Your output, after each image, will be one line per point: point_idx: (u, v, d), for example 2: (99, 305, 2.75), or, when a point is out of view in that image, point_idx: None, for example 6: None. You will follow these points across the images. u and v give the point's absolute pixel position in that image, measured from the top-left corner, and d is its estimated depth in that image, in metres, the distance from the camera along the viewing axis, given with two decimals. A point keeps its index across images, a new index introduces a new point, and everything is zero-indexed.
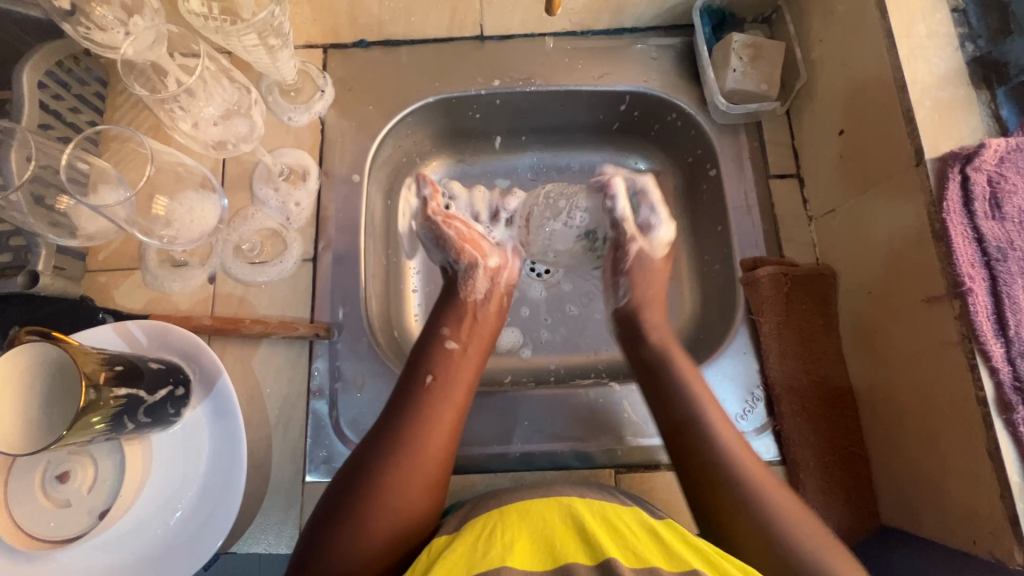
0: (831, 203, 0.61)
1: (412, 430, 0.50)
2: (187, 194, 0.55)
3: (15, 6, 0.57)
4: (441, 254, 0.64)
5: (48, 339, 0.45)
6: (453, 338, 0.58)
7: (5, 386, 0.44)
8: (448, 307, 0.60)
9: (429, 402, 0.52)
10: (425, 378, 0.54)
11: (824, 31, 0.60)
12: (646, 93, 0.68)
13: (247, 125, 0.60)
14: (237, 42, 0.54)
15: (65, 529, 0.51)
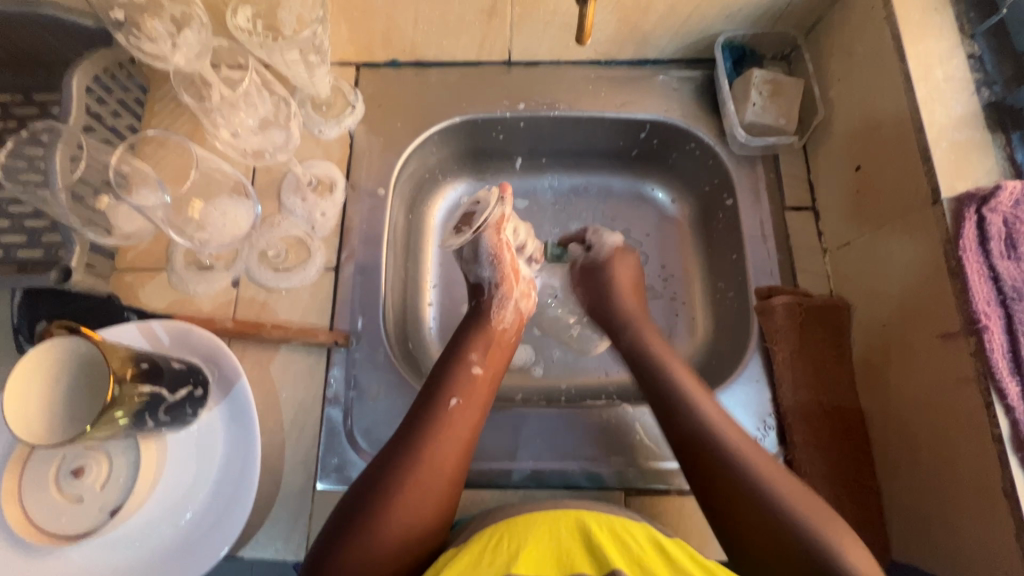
0: (846, 236, 0.62)
1: (430, 446, 0.51)
2: (221, 199, 0.58)
3: (62, 12, 0.59)
4: (483, 269, 0.63)
5: (80, 336, 0.46)
6: (479, 365, 0.57)
7: (34, 378, 0.45)
8: (475, 332, 0.60)
9: (450, 421, 0.52)
10: (450, 400, 0.54)
11: (842, 71, 0.62)
12: (666, 122, 0.70)
13: (283, 135, 0.65)
14: (278, 58, 0.59)
15: (76, 525, 0.52)
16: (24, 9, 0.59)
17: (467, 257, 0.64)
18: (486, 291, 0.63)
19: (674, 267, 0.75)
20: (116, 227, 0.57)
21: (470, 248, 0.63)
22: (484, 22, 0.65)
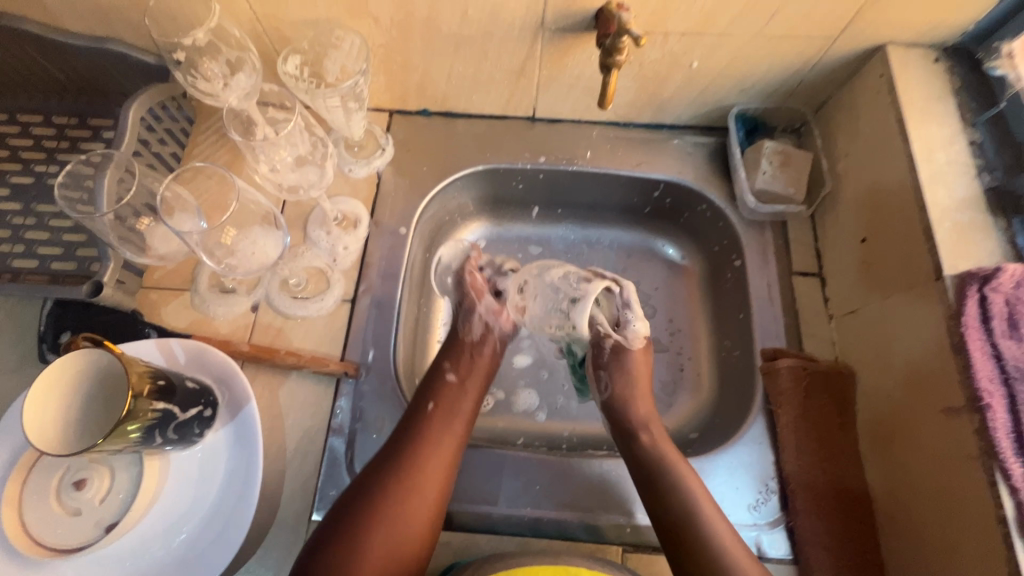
0: (851, 304, 0.63)
1: (408, 450, 0.55)
2: (254, 229, 0.61)
3: (129, 50, 0.65)
4: (455, 294, 0.70)
5: (103, 351, 0.48)
6: (452, 371, 0.63)
7: (54, 386, 0.47)
8: (448, 348, 0.66)
9: (428, 425, 0.57)
10: (426, 406, 0.59)
11: (849, 147, 0.65)
12: (679, 183, 0.74)
13: (318, 173, 0.67)
14: (321, 103, 0.62)
15: (69, 539, 0.52)
16: (95, 46, 0.65)
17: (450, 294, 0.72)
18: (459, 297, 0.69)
19: (681, 322, 0.76)
20: (151, 248, 0.59)
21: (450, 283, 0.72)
22: (512, 82, 0.69)
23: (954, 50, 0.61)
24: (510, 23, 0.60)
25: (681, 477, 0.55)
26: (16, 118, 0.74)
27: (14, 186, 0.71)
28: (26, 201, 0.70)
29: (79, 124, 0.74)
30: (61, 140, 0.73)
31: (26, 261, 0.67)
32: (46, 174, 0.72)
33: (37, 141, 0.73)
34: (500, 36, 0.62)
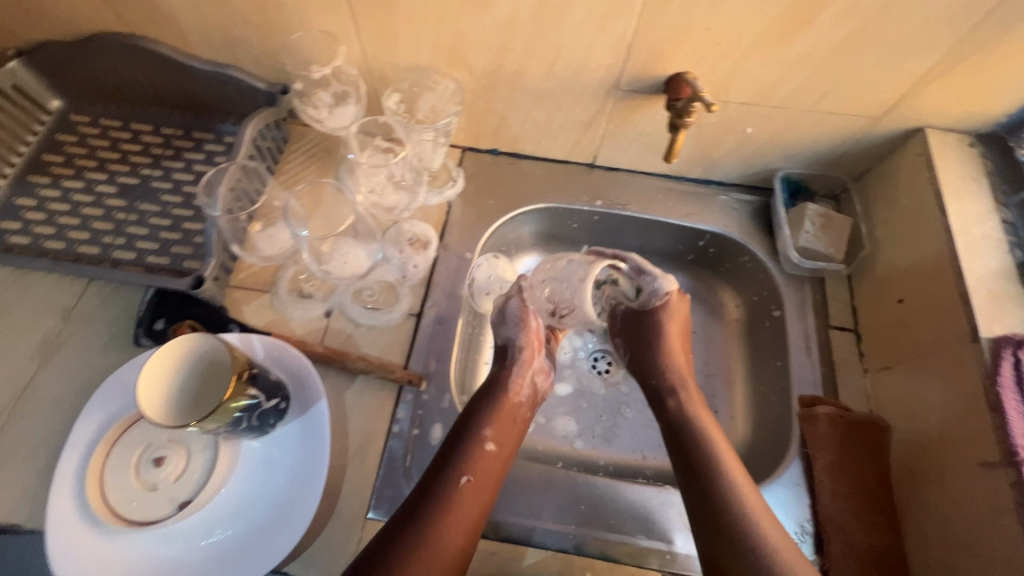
0: (886, 359, 0.67)
1: (437, 526, 0.55)
2: (348, 243, 0.72)
3: (244, 76, 0.74)
4: (507, 328, 0.71)
5: (208, 335, 0.54)
6: (493, 441, 0.62)
7: (166, 365, 0.52)
8: (489, 408, 0.64)
9: (460, 499, 0.57)
10: (461, 478, 0.58)
11: (887, 216, 0.71)
12: (724, 235, 0.80)
13: (409, 197, 0.77)
14: (415, 138, 0.73)
15: (144, 512, 0.56)
16: (216, 70, 0.74)
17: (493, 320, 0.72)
18: (512, 353, 0.69)
19: (717, 365, 0.80)
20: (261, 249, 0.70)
21: (499, 312, 0.71)
22: (580, 132, 0.77)
23: (987, 137, 0.68)
24: (588, 81, 0.67)
25: (704, 439, 0.63)
26: (130, 126, 0.83)
27: (121, 185, 0.78)
28: (130, 199, 0.77)
29: (184, 136, 0.82)
30: (166, 148, 0.81)
31: (126, 253, 0.73)
32: (150, 176, 0.79)
33: (146, 148, 0.81)
34: (577, 91, 0.69)
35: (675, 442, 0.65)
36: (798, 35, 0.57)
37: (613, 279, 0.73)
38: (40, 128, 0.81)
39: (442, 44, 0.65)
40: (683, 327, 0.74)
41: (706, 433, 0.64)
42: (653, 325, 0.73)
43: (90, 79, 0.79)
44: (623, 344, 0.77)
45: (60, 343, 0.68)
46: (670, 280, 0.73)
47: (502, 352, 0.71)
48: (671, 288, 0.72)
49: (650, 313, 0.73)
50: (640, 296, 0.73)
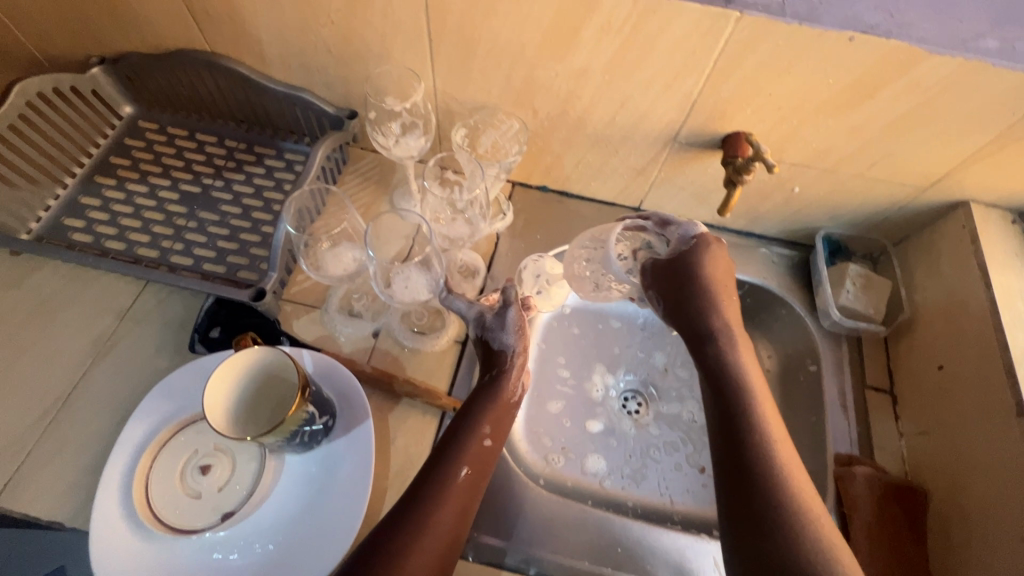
0: (924, 424, 0.68)
1: (434, 514, 0.53)
2: (412, 271, 0.65)
3: (316, 100, 0.78)
4: (496, 332, 0.65)
5: (268, 350, 0.55)
6: (491, 436, 0.61)
7: (230, 379, 0.54)
8: (488, 403, 0.62)
9: (457, 491, 0.55)
10: (461, 470, 0.57)
11: (928, 282, 0.73)
12: (763, 286, 0.81)
13: (472, 230, 0.79)
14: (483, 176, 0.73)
15: (186, 519, 0.57)
16: (290, 92, 0.77)
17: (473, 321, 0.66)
18: (506, 360, 0.65)
19: None
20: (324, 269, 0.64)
21: (484, 315, 0.65)
22: (630, 178, 0.79)
23: None
24: (647, 132, 0.70)
25: (757, 416, 0.58)
26: (195, 136, 0.86)
27: (183, 193, 0.81)
28: (191, 206, 0.79)
29: (247, 150, 0.85)
30: (229, 160, 0.84)
31: (184, 258, 0.75)
32: (211, 186, 0.81)
33: (209, 158, 0.84)
34: (635, 140, 0.72)
35: (722, 415, 0.60)
36: (855, 107, 0.61)
37: (645, 243, 0.72)
38: (110, 131, 0.85)
39: (514, 87, 0.68)
40: (727, 273, 0.69)
41: (750, 394, 0.61)
42: (695, 272, 0.67)
43: (164, 89, 0.83)
44: (658, 297, 0.69)
45: (113, 343, 0.69)
46: (699, 227, 0.70)
47: (492, 355, 0.66)
48: (700, 230, 0.69)
49: (688, 262, 0.68)
50: (670, 246, 0.70)
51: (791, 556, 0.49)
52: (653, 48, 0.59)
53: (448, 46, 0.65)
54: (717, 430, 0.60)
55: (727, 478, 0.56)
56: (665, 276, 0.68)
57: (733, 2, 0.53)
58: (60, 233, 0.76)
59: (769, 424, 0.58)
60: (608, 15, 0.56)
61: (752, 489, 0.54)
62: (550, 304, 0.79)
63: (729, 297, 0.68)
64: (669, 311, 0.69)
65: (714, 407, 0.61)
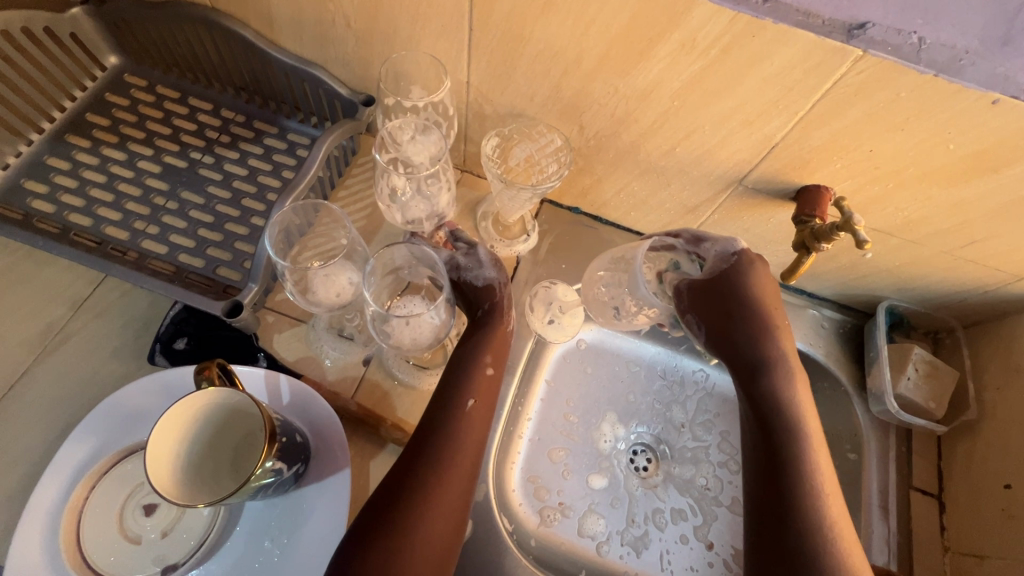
0: (977, 546, 0.60)
1: (446, 446, 0.50)
2: (417, 319, 0.53)
3: (328, 79, 0.67)
4: (475, 267, 0.62)
5: (209, 394, 0.48)
6: (493, 365, 0.57)
7: (168, 439, 0.46)
8: (491, 336, 0.58)
9: (466, 421, 0.52)
10: (466, 401, 0.53)
11: (1003, 381, 0.64)
12: (809, 354, 0.72)
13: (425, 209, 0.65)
14: (510, 195, 0.63)
15: (123, 568, 0.49)
16: (298, 66, 0.66)
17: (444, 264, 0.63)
18: (496, 289, 0.61)
19: None
20: (311, 290, 0.55)
21: (457, 256, 0.63)
22: (678, 215, 0.69)
23: None
24: (710, 169, 0.59)
25: (813, 487, 0.49)
26: (188, 101, 0.75)
27: (166, 166, 0.70)
28: (173, 183, 0.69)
29: (244, 124, 0.74)
30: (223, 133, 0.73)
31: (157, 246, 0.65)
32: (199, 162, 0.71)
33: (200, 129, 0.73)
34: (692, 176, 0.61)
35: (767, 476, 0.51)
36: (972, 179, 0.50)
37: (672, 263, 0.63)
38: (90, 83, 0.74)
39: (562, 98, 0.58)
40: (776, 297, 0.60)
41: (805, 437, 0.52)
42: (744, 294, 0.58)
43: (154, 41, 0.71)
44: (696, 318, 0.60)
45: (63, 338, 0.60)
46: (739, 241, 0.61)
47: (477, 293, 0.62)
48: (740, 247, 0.60)
49: (733, 280, 0.59)
50: (706, 267, 0.61)
51: None
52: (739, 78, 0.48)
53: (490, 38, 0.54)
54: (757, 477, 0.52)
55: (761, 527, 0.49)
56: (704, 296, 0.59)
57: (857, 36, 0.42)
58: (18, 199, 0.66)
59: (828, 498, 0.49)
60: (693, 31, 0.45)
61: (795, 549, 0.46)
62: (562, 334, 0.71)
63: (783, 329, 0.59)
64: (715, 339, 0.60)
65: (757, 466, 0.52)
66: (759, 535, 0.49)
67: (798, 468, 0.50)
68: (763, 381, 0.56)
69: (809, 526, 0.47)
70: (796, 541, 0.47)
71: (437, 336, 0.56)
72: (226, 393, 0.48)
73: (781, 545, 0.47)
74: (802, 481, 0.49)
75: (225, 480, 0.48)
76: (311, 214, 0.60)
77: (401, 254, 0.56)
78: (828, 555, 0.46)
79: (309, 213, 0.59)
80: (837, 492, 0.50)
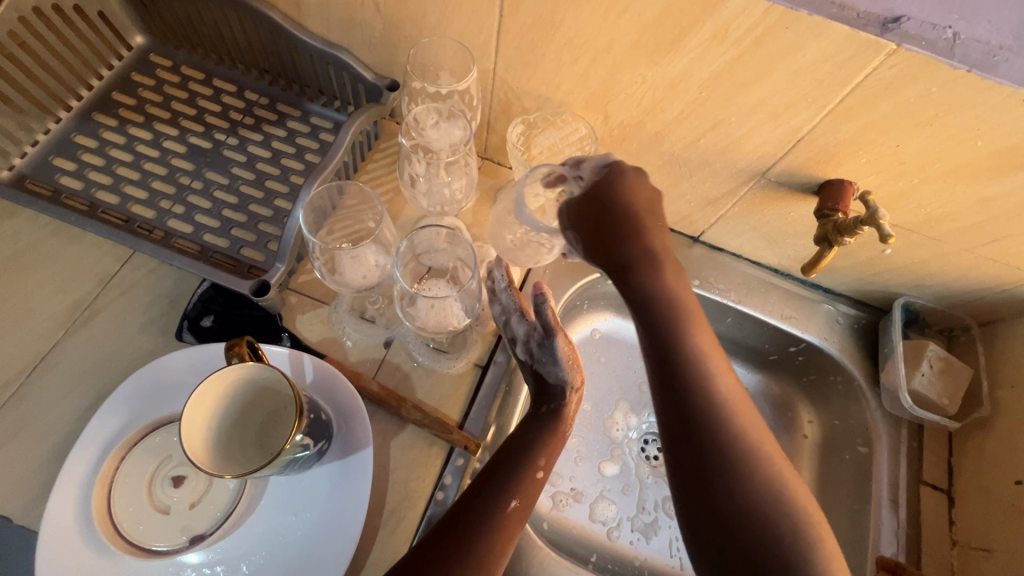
0: (987, 541, 0.61)
1: (480, 546, 0.46)
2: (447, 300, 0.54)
3: (354, 63, 0.67)
4: (550, 366, 0.57)
5: (245, 369, 0.49)
6: (545, 468, 0.53)
7: (203, 411, 0.47)
8: (543, 432, 0.54)
9: (507, 525, 0.48)
10: (511, 501, 0.49)
11: (1017, 379, 0.64)
12: (822, 349, 0.73)
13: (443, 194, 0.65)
14: None
15: (150, 537, 0.49)
16: (325, 49, 0.66)
17: (521, 349, 0.59)
18: (563, 395, 0.57)
19: None
20: (339, 271, 0.56)
21: (536, 348, 0.58)
22: (697, 207, 0.69)
23: None
24: (733, 161, 0.60)
25: (706, 380, 0.47)
26: (212, 82, 0.75)
27: (191, 146, 0.71)
28: (198, 163, 0.70)
29: (268, 106, 0.75)
30: (247, 116, 0.74)
31: (183, 225, 0.65)
32: (223, 143, 0.71)
33: (225, 110, 0.74)
34: (715, 168, 0.62)
35: (664, 384, 0.48)
36: (998, 176, 0.50)
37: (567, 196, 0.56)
38: (116, 62, 0.74)
39: (589, 87, 0.58)
40: (654, 195, 0.53)
41: (691, 334, 0.49)
42: (616, 198, 0.51)
43: (180, 21, 0.72)
44: (576, 234, 0.52)
45: (92, 313, 0.61)
46: (611, 156, 0.55)
47: (546, 389, 0.58)
48: (612, 159, 0.54)
49: (606, 189, 0.52)
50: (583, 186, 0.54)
51: (743, 496, 0.44)
52: (770, 70, 0.48)
53: (521, 25, 0.54)
54: (657, 385, 0.48)
55: (669, 430, 0.47)
56: (581, 211, 0.52)
57: (891, 30, 0.42)
58: (46, 175, 0.67)
59: (724, 392, 0.47)
60: (726, 22, 0.46)
61: (700, 440, 0.45)
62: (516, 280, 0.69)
63: (659, 224, 0.52)
64: (593, 251, 0.52)
65: (655, 375, 0.49)
66: (669, 437, 0.47)
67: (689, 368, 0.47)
68: (640, 286, 0.50)
69: (708, 416, 0.46)
70: (699, 432, 0.46)
71: (464, 319, 0.57)
72: (263, 367, 0.50)
73: (689, 441, 0.46)
74: (694, 377, 0.47)
75: (253, 455, 0.50)
76: (340, 198, 0.61)
77: (434, 236, 0.58)
78: (733, 441, 0.45)
79: (336, 194, 0.60)
80: (731, 379, 0.48)
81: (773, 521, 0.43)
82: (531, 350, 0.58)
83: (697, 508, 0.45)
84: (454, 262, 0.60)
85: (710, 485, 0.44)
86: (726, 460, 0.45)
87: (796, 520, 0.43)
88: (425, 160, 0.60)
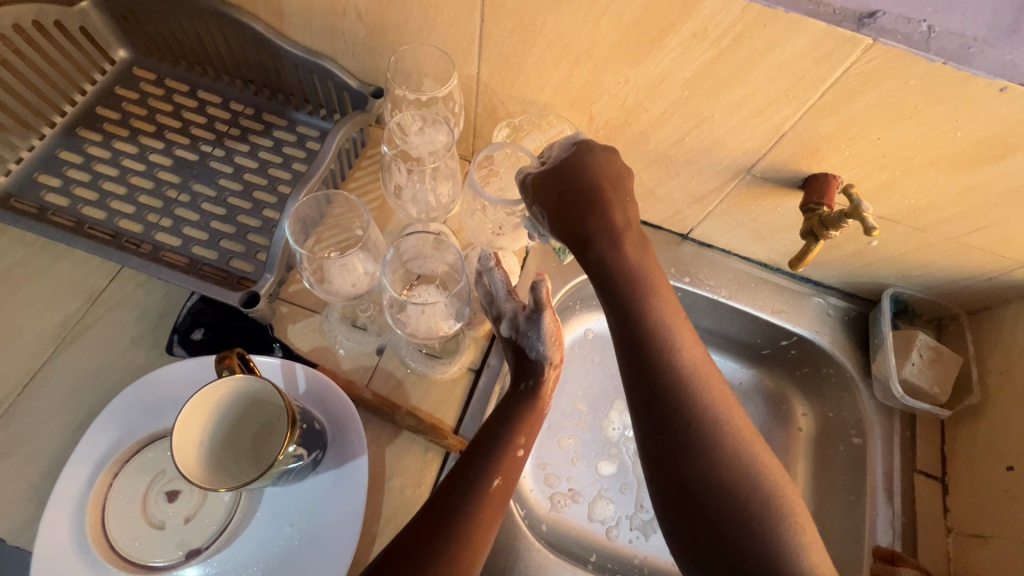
0: (981, 528, 0.61)
1: (466, 521, 0.45)
2: (435, 308, 0.55)
3: (338, 71, 0.67)
4: (532, 341, 0.57)
5: (237, 380, 0.49)
6: (526, 447, 0.52)
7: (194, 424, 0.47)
8: (524, 411, 0.54)
9: (490, 501, 0.47)
10: (495, 479, 0.48)
11: (1007, 366, 0.65)
12: (813, 341, 0.73)
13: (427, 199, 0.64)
14: None
15: (147, 553, 0.49)
16: (308, 58, 0.66)
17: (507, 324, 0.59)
18: (544, 371, 0.57)
19: None
20: (327, 281, 0.56)
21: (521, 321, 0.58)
22: (686, 205, 0.70)
23: None
24: (718, 159, 0.60)
25: (674, 357, 0.47)
26: (197, 94, 0.75)
27: (177, 159, 0.70)
28: (184, 176, 0.69)
29: (254, 117, 0.74)
30: (232, 126, 0.74)
31: (171, 238, 0.65)
32: (210, 155, 0.71)
33: (210, 121, 0.74)
34: (701, 166, 0.62)
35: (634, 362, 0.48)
36: (978, 168, 0.51)
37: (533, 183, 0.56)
38: (100, 76, 0.74)
39: (572, 89, 0.58)
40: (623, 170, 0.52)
41: (658, 313, 0.48)
42: (579, 175, 0.50)
43: (162, 33, 0.71)
44: (541, 211, 0.51)
45: (82, 329, 0.61)
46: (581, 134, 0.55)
47: (525, 367, 0.58)
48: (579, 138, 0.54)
49: (569, 167, 0.51)
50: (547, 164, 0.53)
51: (713, 475, 0.44)
52: (749, 68, 0.49)
53: (502, 29, 0.54)
54: (627, 363, 0.48)
55: (639, 408, 0.47)
56: (545, 188, 0.51)
57: (867, 25, 0.42)
58: (31, 192, 0.66)
59: (693, 370, 0.47)
60: (704, 21, 0.46)
61: (668, 419, 0.45)
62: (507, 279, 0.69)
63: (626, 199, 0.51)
64: (556, 228, 0.50)
65: (625, 353, 0.48)
66: (640, 415, 0.47)
67: (657, 346, 0.47)
68: (606, 263, 0.49)
69: (678, 397, 0.46)
70: (669, 411, 0.45)
71: (454, 327, 0.57)
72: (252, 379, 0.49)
73: (658, 420, 0.46)
74: (662, 355, 0.47)
75: (246, 462, 0.50)
76: (326, 207, 0.61)
77: (422, 242, 0.58)
78: (703, 421, 0.45)
79: (322, 203, 0.59)
80: (700, 356, 0.48)
81: (744, 493, 0.43)
82: (517, 324, 0.58)
83: (667, 480, 0.45)
84: (442, 267, 0.61)
85: (680, 458, 0.45)
86: (696, 438, 0.45)
87: (766, 488, 0.44)
88: (408, 168, 0.61)
